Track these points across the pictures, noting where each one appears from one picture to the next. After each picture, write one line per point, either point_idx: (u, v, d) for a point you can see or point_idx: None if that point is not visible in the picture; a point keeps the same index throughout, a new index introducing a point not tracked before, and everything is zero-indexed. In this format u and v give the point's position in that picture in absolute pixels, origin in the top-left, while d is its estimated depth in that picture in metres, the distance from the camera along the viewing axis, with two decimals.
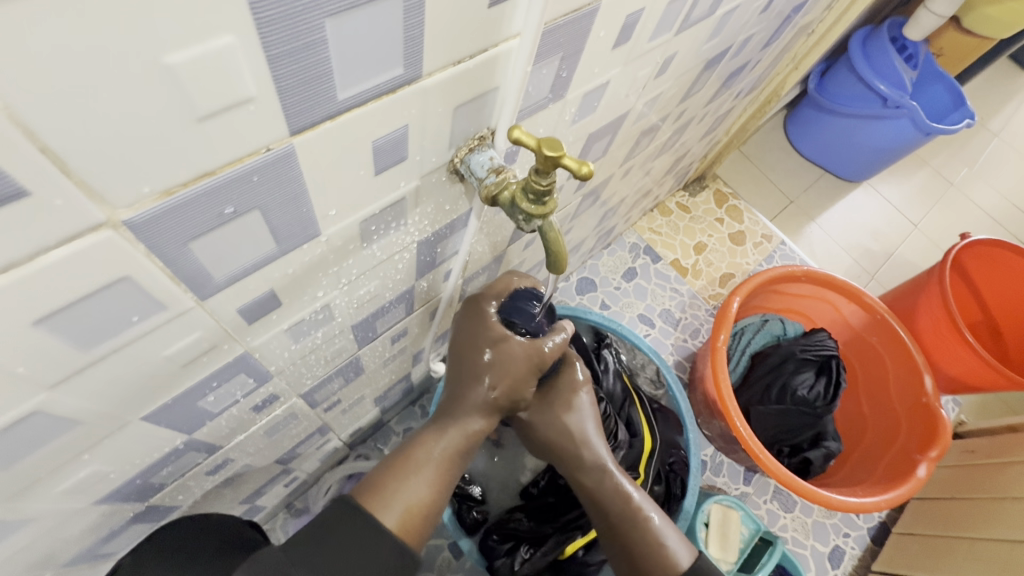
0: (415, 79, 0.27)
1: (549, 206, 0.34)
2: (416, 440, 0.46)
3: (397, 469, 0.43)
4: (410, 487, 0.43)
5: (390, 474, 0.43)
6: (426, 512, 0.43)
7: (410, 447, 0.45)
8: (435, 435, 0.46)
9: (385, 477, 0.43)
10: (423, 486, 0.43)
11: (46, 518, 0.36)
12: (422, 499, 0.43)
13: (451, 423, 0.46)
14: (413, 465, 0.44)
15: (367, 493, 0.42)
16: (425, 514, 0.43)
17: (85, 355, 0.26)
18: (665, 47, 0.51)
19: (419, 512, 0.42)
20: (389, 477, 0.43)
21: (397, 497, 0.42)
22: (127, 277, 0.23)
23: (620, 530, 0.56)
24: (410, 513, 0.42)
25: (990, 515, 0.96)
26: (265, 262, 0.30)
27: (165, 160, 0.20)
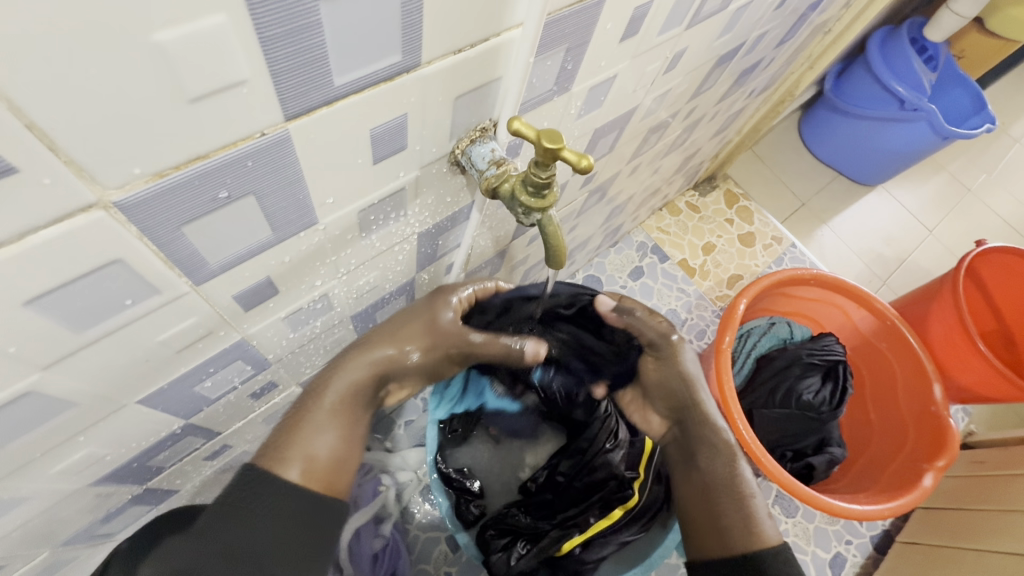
0: (414, 67, 0.27)
1: (549, 200, 0.34)
2: (317, 392, 0.44)
3: (296, 423, 0.43)
4: (317, 438, 0.42)
5: (294, 428, 0.42)
6: (334, 462, 0.42)
7: (312, 396, 0.44)
8: (335, 382, 0.45)
9: (286, 434, 0.42)
10: (329, 435, 0.43)
11: (43, 497, 0.36)
12: (331, 449, 0.42)
13: (348, 365, 0.45)
14: (309, 417, 0.43)
15: (267, 453, 0.41)
16: (335, 464, 0.42)
17: (79, 336, 0.26)
18: (675, 42, 0.50)
19: (326, 463, 0.42)
20: (289, 431, 0.42)
21: (299, 451, 0.41)
22: (120, 260, 0.23)
23: (719, 496, 0.58)
24: (315, 466, 0.41)
25: (997, 528, 0.94)
26: (261, 249, 0.30)
27: (156, 141, 0.20)
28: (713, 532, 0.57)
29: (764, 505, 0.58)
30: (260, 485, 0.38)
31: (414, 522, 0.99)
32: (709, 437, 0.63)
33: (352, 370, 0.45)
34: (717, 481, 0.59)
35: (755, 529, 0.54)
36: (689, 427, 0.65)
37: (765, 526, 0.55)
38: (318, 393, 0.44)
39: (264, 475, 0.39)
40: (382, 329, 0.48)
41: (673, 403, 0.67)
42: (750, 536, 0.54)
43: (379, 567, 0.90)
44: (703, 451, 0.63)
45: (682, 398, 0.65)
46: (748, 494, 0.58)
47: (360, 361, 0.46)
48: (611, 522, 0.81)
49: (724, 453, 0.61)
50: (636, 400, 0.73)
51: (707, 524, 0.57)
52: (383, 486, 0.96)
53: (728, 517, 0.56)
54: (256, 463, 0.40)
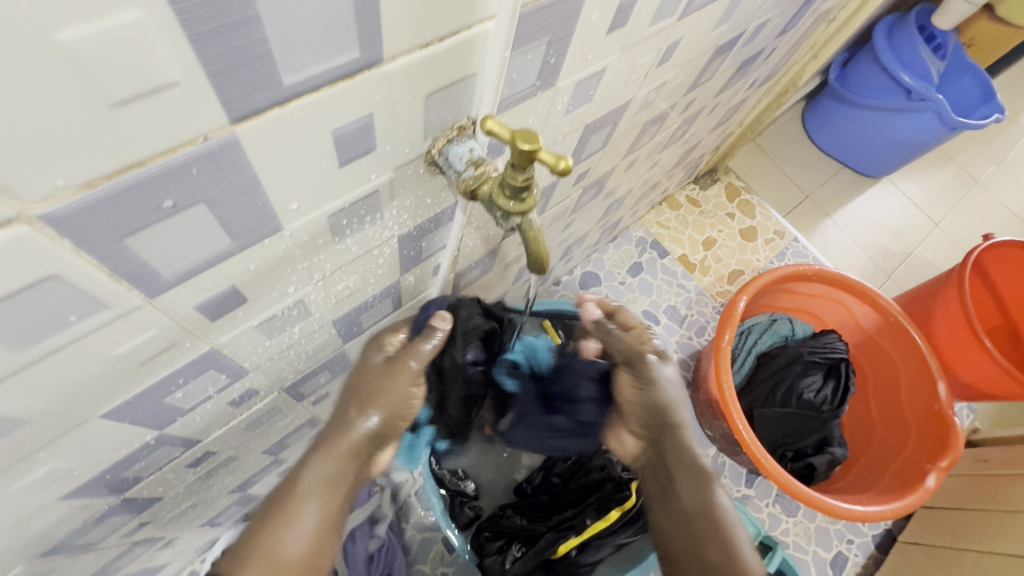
0: (375, 63, 0.25)
1: (529, 203, 0.32)
2: (294, 481, 0.47)
3: (270, 517, 0.45)
4: (283, 539, 0.44)
5: (266, 524, 0.45)
6: (301, 561, 0.45)
7: (286, 491, 0.46)
8: (307, 472, 0.47)
9: (259, 529, 0.45)
10: (297, 536, 0.45)
11: (9, 512, 0.35)
12: (299, 549, 0.44)
13: (325, 450, 0.48)
14: (283, 513, 0.45)
15: (234, 555, 0.44)
16: (301, 564, 0.44)
17: (20, 354, 0.24)
18: (668, 33, 0.48)
19: (288, 563, 0.44)
20: (260, 531, 0.45)
21: (266, 551, 0.44)
22: (57, 275, 0.22)
23: (700, 528, 0.54)
24: (279, 567, 0.43)
25: (1000, 529, 0.92)
26: (222, 258, 0.29)
27: (79, 148, 0.18)
28: (693, 569, 0.52)
29: (749, 544, 0.53)
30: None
31: (410, 521, 0.99)
32: (690, 463, 0.57)
33: (337, 455, 0.48)
34: (699, 508, 0.55)
35: (739, 569, 0.50)
36: (666, 447, 0.59)
37: (752, 567, 0.51)
38: (293, 484, 0.46)
39: None
40: (342, 407, 0.50)
41: (648, 422, 0.61)
42: (735, 571, 0.50)
43: (375, 568, 0.90)
44: (682, 476, 0.57)
45: (661, 415, 0.59)
46: (733, 528, 0.54)
47: (338, 448, 0.48)
48: (608, 524, 0.79)
49: (705, 479, 0.56)
50: (612, 418, 0.68)
51: (688, 556, 0.53)
52: (379, 487, 0.94)
53: (711, 553, 0.52)
54: (224, 563, 0.43)
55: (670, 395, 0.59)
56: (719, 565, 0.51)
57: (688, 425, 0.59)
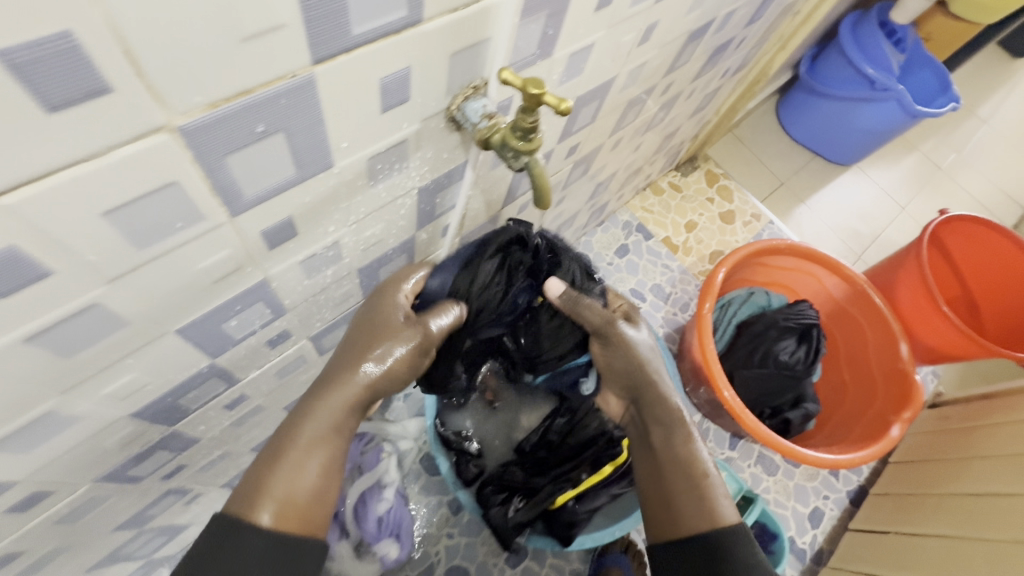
0: (417, 22, 0.31)
1: (535, 143, 0.39)
2: (294, 426, 0.48)
3: (272, 462, 0.46)
4: (289, 482, 0.46)
5: (267, 468, 0.46)
6: (309, 503, 0.46)
7: (285, 439, 0.47)
8: (309, 420, 0.48)
9: (261, 475, 0.46)
10: (304, 476, 0.46)
11: (91, 421, 0.41)
12: (306, 488, 0.46)
13: (324, 400, 0.49)
14: (282, 459, 0.46)
15: (241, 499, 0.44)
16: (310, 500, 0.46)
17: (138, 253, 0.30)
18: (647, 14, 0.55)
19: (298, 504, 0.46)
20: (262, 476, 0.45)
21: (272, 493, 0.45)
22: (176, 182, 0.28)
23: (675, 476, 0.59)
24: (289, 504, 0.45)
25: (958, 473, 1.01)
26: (287, 186, 0.35)
27: (214, 73, 0.24)
28: (669, 512, 0.58)
29: (722, 485, 0.58)
30: (234, 531, 0.43)
31: (416, 486, 1.04)
32: (669, 419, 0.62)
33: (347, 391, 0.50)
34: (676, 455, 0.60)
35: (710, 508, 0.56)
36: (646, 406, 0.64)
37: (722, 506, 0.56)
38: (291, 431, 0.48)
39: (234, 522, 0.43)
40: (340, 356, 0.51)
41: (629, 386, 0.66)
42: (705, 511, 0.56)
43: (383, 529, 0.93)
44: (661, 433, 0.63)
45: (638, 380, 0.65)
46: (705, 474, 0.59)
47: (344, 389, 0.50)
48: (602, 478, 0.87)
49: (680, 427, 0.62)
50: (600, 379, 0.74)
51: (664, 504, 0.59)
52: (386, 452, 0.99)
53: (685, 499, 0.57)
54: (230, 507, 0.44)
55: (646, 359, 0.65)
56: (692, 509, 0.56)
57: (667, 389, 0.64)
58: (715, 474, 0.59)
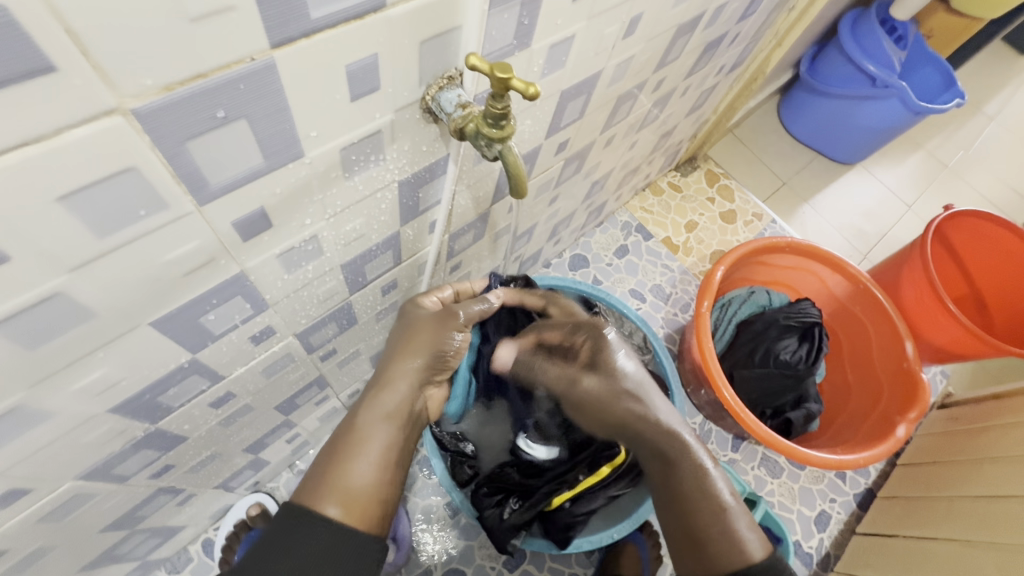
0: (379, 7, 0.31)
1: (508, 130, 0.39)
2: (353, 421, 0.51)
3: (333, 459, 0.48)
4: (350, 472, 0.48)
5: (333, 462, 0.48)
6: (370, 492, 0.47)
7: (347, 433, 0.50)
8: (364, 415, 0.52)
9: (325, 470, 0.48)
10: (364, 470, 0.48)
11: (67, 415, 0.41)
12: (365, 479, 0.48)
13: (380, 396, 0.53)
14: (346, 453, 0.49)
15: (305, 496, 0.46)
16: (371, 492, 0.48)
17: (101, 241, 0.30)
18: (630, 6, 0.55)
19: (360, 495, 0.47)
20: (325, 471, 0.48)
21: (337, 485, 0.47)
22: (135, 168, 0.28)
23: (694, 507, 0.57)
24: (352, 495, 0.47)
25: (969, 476, 0.98)
26: (254, 176, 0.35)
27: (162, 54, 0.24)
28: (691, 547, 0.56)
29: (744, 516, 0.56)
30: (296, 517, 0.44)
31: (412, 489, 1.03)
32: (677, 448, 0.60)
33: (393, 391, 0.54)
34: (685, 481, 0.58)
35: (737, 543, 0.54)
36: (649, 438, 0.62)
37: (748, 539, 0.54)
38: (353, 425, 0.51)
39: (300, 512, 0.45)
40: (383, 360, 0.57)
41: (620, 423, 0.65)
42: (733, 544, 0.54)
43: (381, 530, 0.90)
44: (670, 463, 0.60)
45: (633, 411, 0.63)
46: (725, 505, 0.57)
47: (392, 383, 0.54)
48: (599, 479, 0.85)
49: (688, 460, 0.59)
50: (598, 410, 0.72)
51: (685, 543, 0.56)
52: None
53: (710, 532, 0.55)
54: (297, 500, 0.46)
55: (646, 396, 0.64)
56: (717, 542, 0.54)
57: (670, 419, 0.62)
58: (734, 505, 0.57)
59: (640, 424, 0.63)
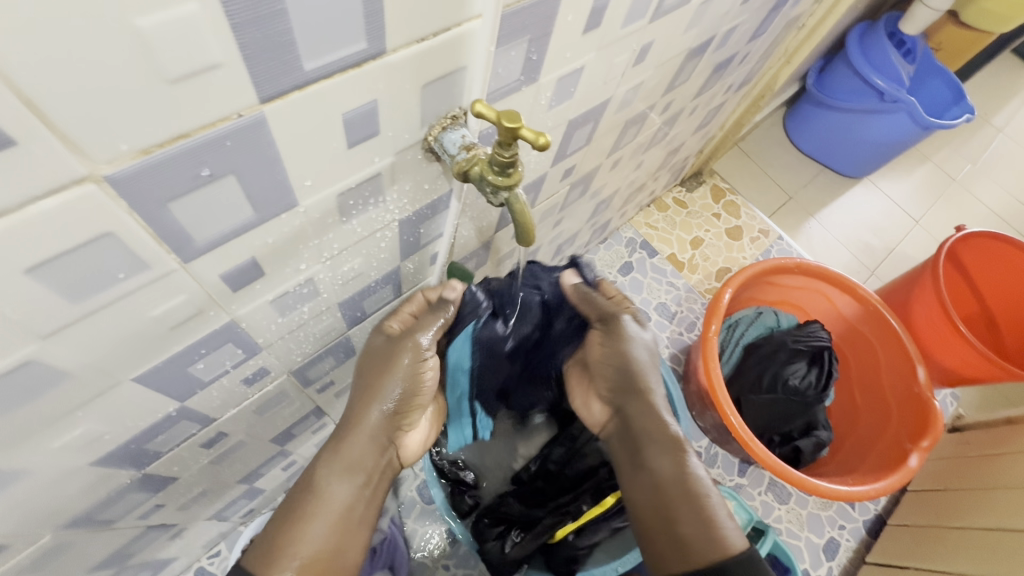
0: (379, 54, 0.29)
1: (515, 178, 0.37)
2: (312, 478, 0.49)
3: (290, 522, 0.47)
4: (306, 537, 0.46)
5: (290, 523, 0.47)
6: (325, 555, 0.46)
7: (306, 491, 0.48)
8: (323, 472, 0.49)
9: (282, 533, 0.46)
10: (320, 533, 0.47)
11: (45, 472, 0.39)
12: (320, 541, 0.46)
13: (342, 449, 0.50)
14: (302, 516, 0.47)
15: (261, 558, 0.45)
16: (327, 556, 0.46)
17: (76, 306, 0.28)
18: (641, 34, 0.53)
19: (315, 560, 0.46)
20: (282, 534, 0.46)
21: (291, 553, 0.45)
22: (111, 233, 0.26)
23: (673, 496, 0.55)
24: (307, 561, 0.45)
25: (983, 505, 0.95)
26: (245, 229, 0.32)
27: (138, 119, 0.22)
28: (669, 539, 0.55)
29: (723, 506, 0.55)
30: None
31: (411, 515, 1.00)
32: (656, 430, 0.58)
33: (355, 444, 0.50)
34: (665, 464, 0.57)
35: (717, 537, 0.53)
36: (633, 416, 0.60)
37: (727, 531, 0.53)
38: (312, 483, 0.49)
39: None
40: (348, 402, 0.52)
41: (615, 385, 0.62)
42: (710, 538, 0.53)
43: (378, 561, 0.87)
44: (650, 446, 0.58)
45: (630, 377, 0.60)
46: (706, 495, 0.55)
47: (357, 434, 0.51)
48: (603, 510, 0.81)
49: (674, 448, 0.57)
50: (578, 384, 0.68)
51: (662, 533, 0.55)
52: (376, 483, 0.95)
53: (685, 523, 0.54)
54: (250, 565, 0.45)
55: (639, 357, 0.61)
56: (697, 537, 0.53)
57: (654, 392, 0.60)
58: (717, 497, 0.55)
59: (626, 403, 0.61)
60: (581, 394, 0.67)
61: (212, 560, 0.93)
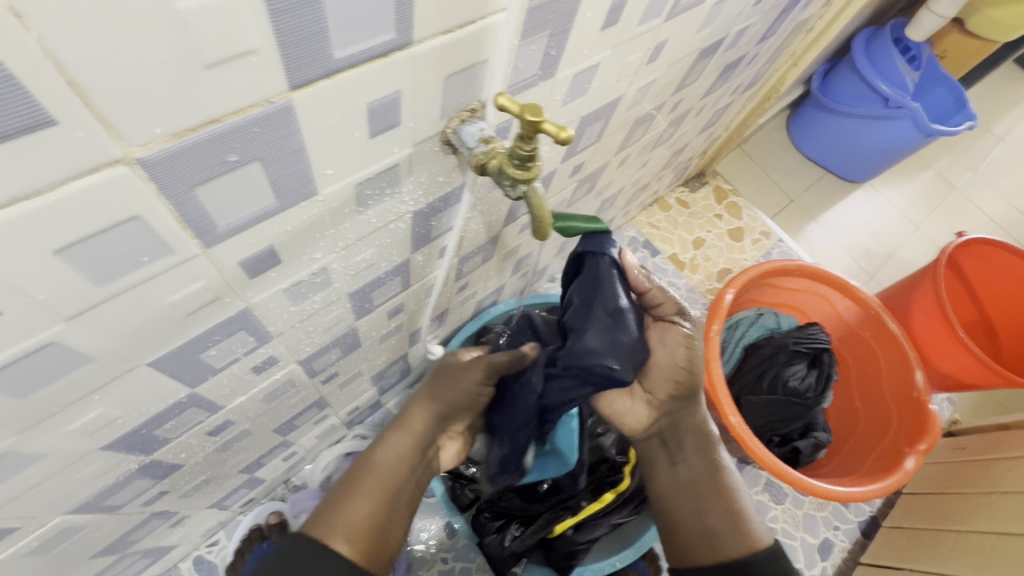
0: (406, 44, 0.29)
1: (533, 171, 0.37)
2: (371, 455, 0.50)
3: (347, 492, 0.47)
4: (365, 509, 0.46)
5: (344, 497, 0.46)
6: (377, 527, 0.45)
7: (363, 468, 0.48)
8: (384, 451, 0.50)
9: (337, 502, 0.46)
10: (375, 502, 0.46)
11: (58, 455, 0.39)
12: (374, 516, 0.46)
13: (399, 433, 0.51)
14: (358, 490, 0.47)
15: (319, 523, 0.45)
16: (376, 531, 0.45)
17: (99, 289, 0.28)
18: (656, 33, 0.53)
19: (368, 530, 0.45)
20: (340, 503, 0.46)
21: (347, 519, 0.45)
22: (140, 216, 0.26)
23: (708, 491, 0.56)
24: (360, 530, 0.44)
25: (979, 510, 0.96)
26: (265, 216, 0.33)
27: (175, 104, 0.23)
28: (697, 535, 0.55)
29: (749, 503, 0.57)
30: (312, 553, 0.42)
31: None
32: (692, 434, 0.60)
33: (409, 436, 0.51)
34: (702, 465, 0.58)
35: (744, 531, 0.54)
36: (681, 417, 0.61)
37: (754, 525, 0.55)
38: (370, 460, 0.49)
39: (311, 545, 0.43)
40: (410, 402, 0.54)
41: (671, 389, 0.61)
42: (738, 531, 0.54)
43: None
44: (691, 445, 0.60)
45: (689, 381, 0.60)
46: (735, 491, 0.57)
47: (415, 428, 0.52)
48: (602, 506, 0.82)
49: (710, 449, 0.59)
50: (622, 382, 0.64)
51: (694, 525, 0.55)
52: None
53: (714, 518, 0.55)
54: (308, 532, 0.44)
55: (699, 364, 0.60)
56: (727, 530, 0.54)
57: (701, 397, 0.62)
58: (743, 495, 0.58)
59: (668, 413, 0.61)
60: (621, 399, 0.64)
61: (211, 549, 0.93)
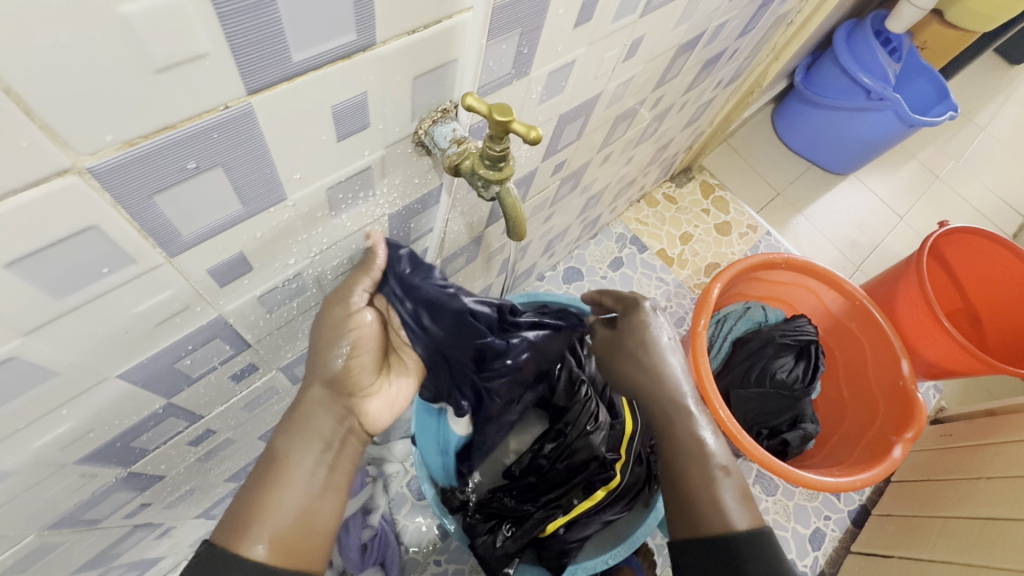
0: (369, 46, 0.29)
1: (506, 172, 0.37)
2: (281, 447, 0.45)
3: (259, 493, 0.43)
4: (276, 509, 0.43)
5: (254, 496, 0.43)
6: (301, 521, 0.43)
7: (271, 463, 0.45)
8: (291, 443, 0.45)
9: (248, 502, 0.43)
10: (293, 500, 0.44)
11: (28, 471, 0.38)
12: (293, 511, 0.43)
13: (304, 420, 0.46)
14: (274, 487, 0.43)
15: (231, 529, 0.42)
16: (299, 525, 0.43)
17: (58, 302, 0.28)
18: (631, 29, 0.52)
19: (292, 532, 0.43)
20: (253, 504, 0.43)
21: (264, 523, 0.42)
22: (96, 226, 0.25)
23: (688, 482, 0.53)
24: (280, 531, 0.42)
25: (964, 494, 0.98)
26: (232, 223, 0.32)
27: (123, 111, 0.22)
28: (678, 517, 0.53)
29: (733, 487, 0.52)
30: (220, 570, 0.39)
31: (402, 512, 1.00)
32: (677, 422, 0.56)
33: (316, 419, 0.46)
34: (686, 456, 0.55)
35: (720, 513, 0.50)
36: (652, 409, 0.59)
37: (734, 509, 0.51)
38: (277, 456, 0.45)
39: (224, 552, 0.40)
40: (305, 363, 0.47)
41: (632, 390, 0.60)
42: (711, 511, 0.51)
43: (368, 556, 0.93)
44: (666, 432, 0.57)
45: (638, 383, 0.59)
46: (715, 474, 0.53)
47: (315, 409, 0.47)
48: (594, 503, 0.82)
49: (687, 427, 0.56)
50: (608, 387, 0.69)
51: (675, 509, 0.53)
52: (371, 477, 1.00)
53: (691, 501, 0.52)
54: (219, 543, 0.41)
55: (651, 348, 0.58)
56: (700, 511, 0.51)
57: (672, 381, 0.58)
58: (727, 472, 0.53)
59: (652, 402, 0.58)
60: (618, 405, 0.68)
61: None
